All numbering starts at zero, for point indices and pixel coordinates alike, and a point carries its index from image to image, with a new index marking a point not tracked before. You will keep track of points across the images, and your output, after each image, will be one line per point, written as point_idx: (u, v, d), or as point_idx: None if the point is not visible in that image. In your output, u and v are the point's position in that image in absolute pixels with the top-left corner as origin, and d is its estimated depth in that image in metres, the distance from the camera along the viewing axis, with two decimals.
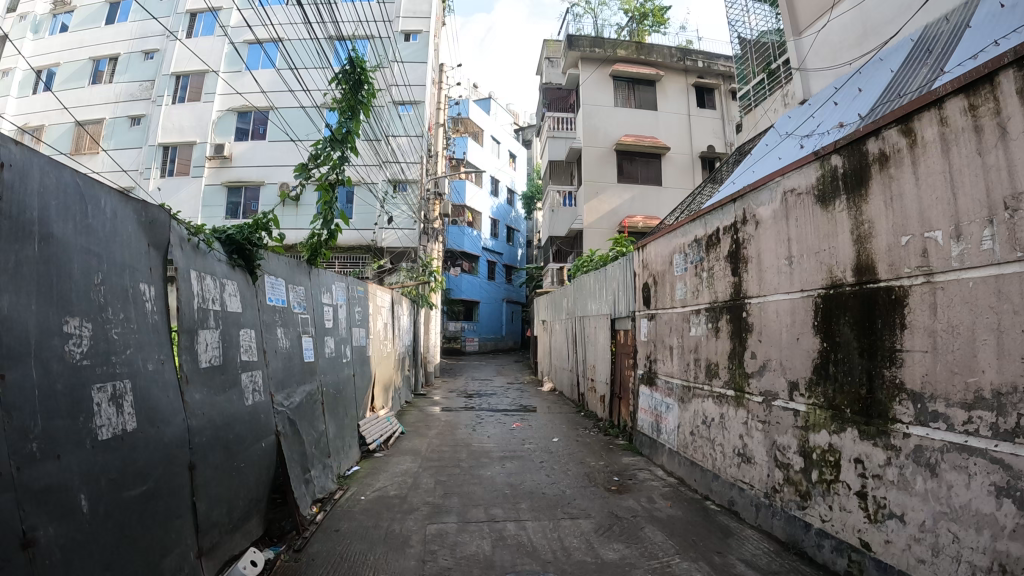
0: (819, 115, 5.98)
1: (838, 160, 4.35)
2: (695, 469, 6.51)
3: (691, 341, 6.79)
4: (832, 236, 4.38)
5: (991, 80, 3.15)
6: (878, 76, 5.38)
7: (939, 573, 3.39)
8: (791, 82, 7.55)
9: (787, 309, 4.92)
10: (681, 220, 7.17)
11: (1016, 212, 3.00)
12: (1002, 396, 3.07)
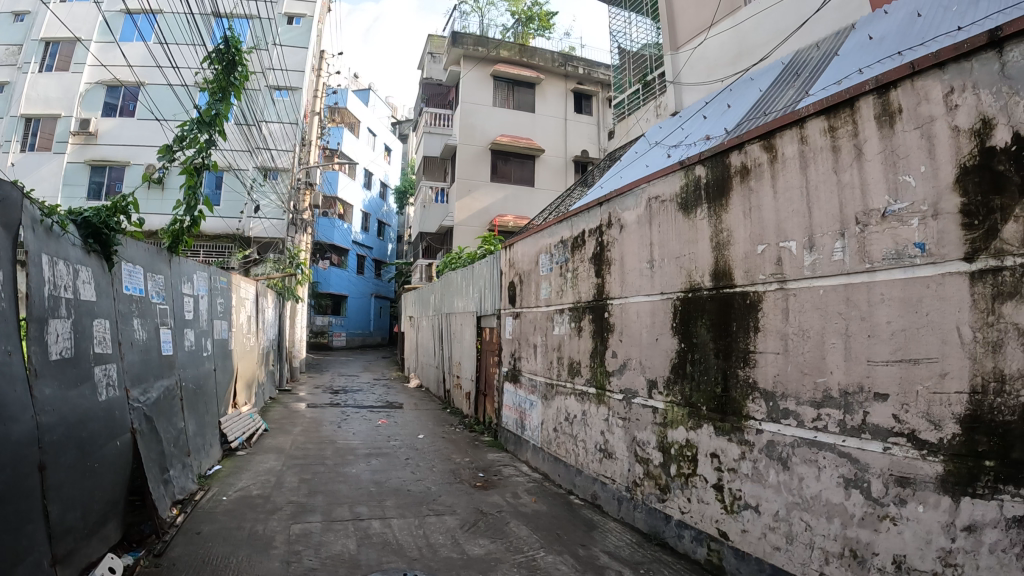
0: (687, 128, 6.10)
1: (702, 171, 4.59)
2: (559, 465, 6.68)
3: (554, 340, 6.97)
4: (692, 242, 4.62)
5: (850, 104, 3.43)
6: (747, 94, 5.51)
7: (793, 560, 3.66)
8: (665, 94, 7.86)
9: (648, 310, 5.15)
10: (548, 222, 7.27)
11: (867, 226, 3.29)
12: (849, 395, 3.35)
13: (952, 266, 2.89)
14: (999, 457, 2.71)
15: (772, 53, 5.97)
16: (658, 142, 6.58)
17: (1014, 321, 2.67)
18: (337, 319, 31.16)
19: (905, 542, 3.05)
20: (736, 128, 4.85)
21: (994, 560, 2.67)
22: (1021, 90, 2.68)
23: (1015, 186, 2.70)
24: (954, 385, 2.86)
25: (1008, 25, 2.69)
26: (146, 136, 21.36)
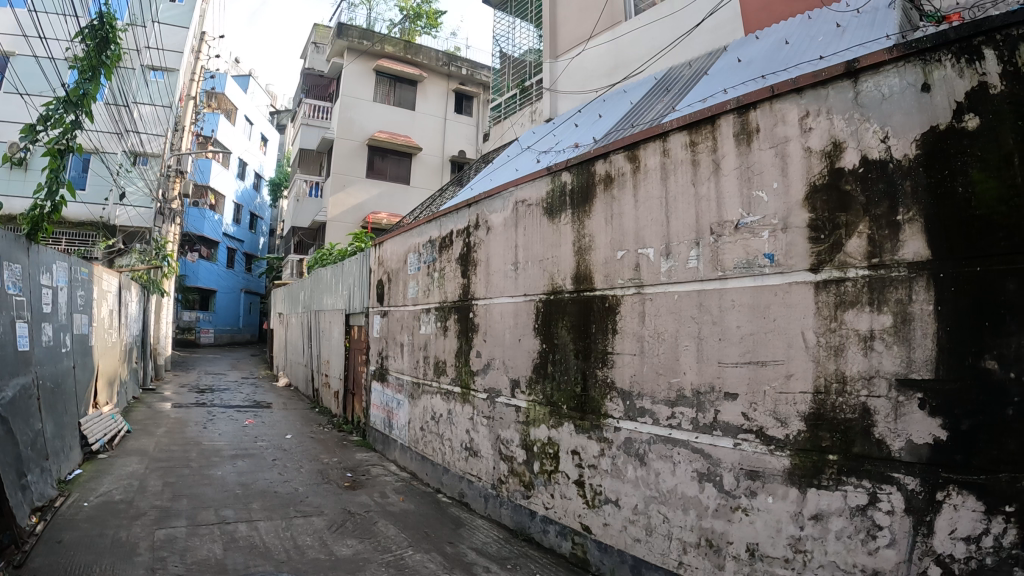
0: (560, 135, 6.22)
1: (568, 177, 4.73)
2: (426, 463, 6.70)
3: (420, 339, 6.98)
4: (555, 246, 4.76)
5: (711, 121, 3.63)
6: (618, 105, 5.70)
7: (652, 550, 3.85)
8: (541, 101, 7.86)
9: (510, 312, 5.26)
10: (418, 221, 7.25)
11: (721, 236, 3.50)
12: (701, 395, 3.56)
13: (798, 276, 3.14)
14: (841, 452, 2.97)
15: (646, 67, 6.17)
16: (531, 146, 6.69)
17: (854, 328, 2.94)
18: (205, 314, 29.80)
19: (757, 531, 3.27)
20: (604, 137, 4.95)
21: (841, 546, 2.95)
22: (871, 118, 2.97)
23: (859, 205, 2.97)
24: (798, 385, 3.11)
25: (864, 58, 2.96)
26: (10, 112, 19.66)
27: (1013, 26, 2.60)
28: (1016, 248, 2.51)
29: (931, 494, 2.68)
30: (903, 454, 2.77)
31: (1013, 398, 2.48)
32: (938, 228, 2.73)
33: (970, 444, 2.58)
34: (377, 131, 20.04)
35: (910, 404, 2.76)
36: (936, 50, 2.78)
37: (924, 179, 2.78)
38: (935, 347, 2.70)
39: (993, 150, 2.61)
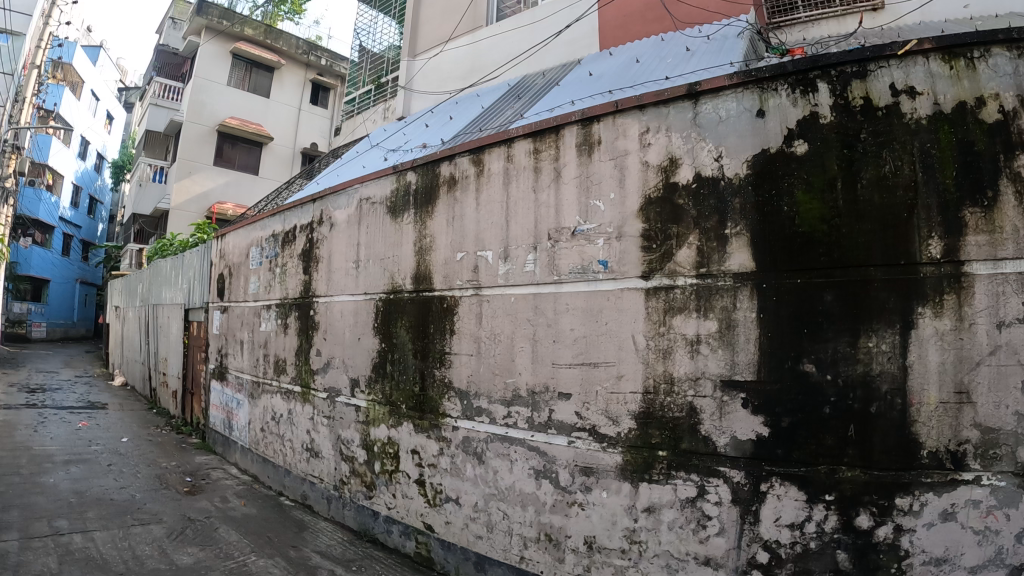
0: (410, 134, 6.19)
1: (412, 177, 4.72)
2: (267, 466, 6.48)
3: (261, 336, 6.73)
4: (397, 246, 4.76)
5: (555, 131, 3.73)
6: (469, 108, 5.75)
7: (494, 546, 3.93)
8: (395, 98, 7.79)
9: (351, 310, 5.21)
10: (262, 214, 6.97)
11: (558, 242, 3.63)
12: (536, 394, 3.69)
13: (630, 282, 3.32)
14: (670, 448, 3.17)
15: (502, 73, 6.28)
16: (380, 144, 6.62)
17: (682, 332, 3.15)
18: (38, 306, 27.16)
19: (593, 524, 3.43)
20: (451, 140, 4.99)
21: (673, 535, 3.16)
22: (707, 137, 3.19)
23: (690, 217, 3.19)
24: (628, 386, 3.30)
25: (705, 81, 3.17)
26: None
27: (844, 65, 2.94)
28: (834, 263, 2.85)
29: (756, 485, 2.96)
30: (728, 450, 3.02)
31: (829, 397, 2.84)
32: (762, 241, 3.00)
33: (789, 439, 2.90)
34: (229, 117, 18.99)
35: (734, 402, 3.01)
36: (773, 79, 3.06)
37: (753, 198, 3.04)
38: (757, 351, 2.97)
39: (818, 174, 2.93)
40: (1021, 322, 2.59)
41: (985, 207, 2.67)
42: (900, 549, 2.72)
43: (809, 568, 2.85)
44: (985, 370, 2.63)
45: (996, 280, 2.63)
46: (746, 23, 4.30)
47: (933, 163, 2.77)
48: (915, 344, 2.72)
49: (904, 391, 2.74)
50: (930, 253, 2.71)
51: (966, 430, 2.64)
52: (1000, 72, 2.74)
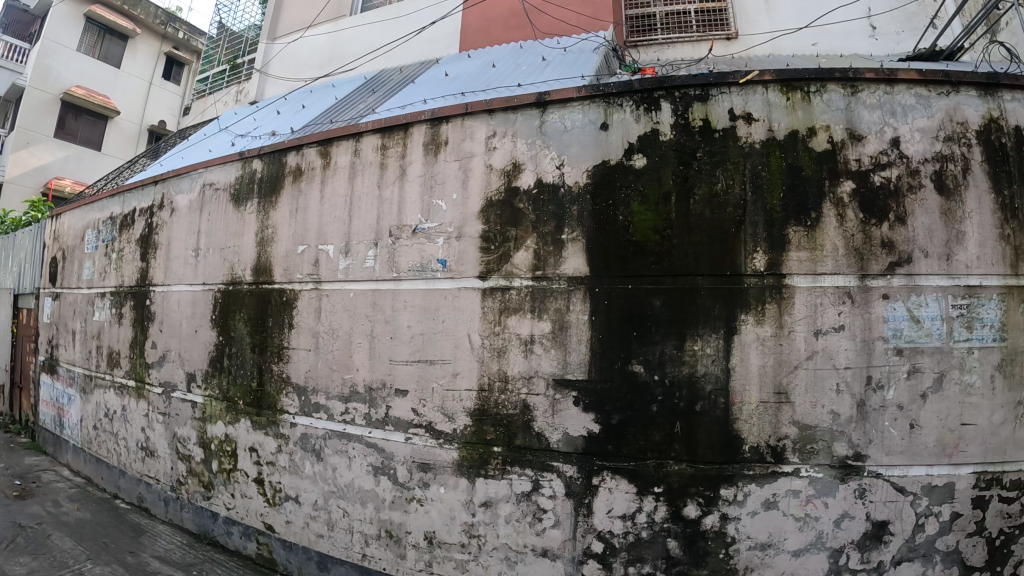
0: (260, 121, 5.93)
1: (258, 165, 4.56)
2: (101, 466, 6.02)
3: (93, 327, 6.25)
4: (238, 235, 4.59)
5: (404, 128, 3.73)
6: (323, 98, 5.60)
7: (336, 545, 3.89)
8: (249, 81, 7.44)
9: (189, 300, 4.95)
10: (100, 194, 6.47)
11: (398, 239, 3.63)
12: (373, 391, 3.68)
13: (467, 282, 3.38)
14: (505, 444, 3.28)
15: (360, 65, 6.16)
16: (229, 127, 6.33)
17: (516, 332, 3.26)
18: None
19: (432, 519, 3.50)
20: (302, 129, 4.85)
21: (511, 528, 3.29)
22: (551, 145, 3.31)
23: (529, 221, 3.29)
24: (463, 383, 3.37)
25: (554, 92, 3.29)
26: None
27: (688, 87, 3.15)
28: (664, 271, 3.05)
29: (587, 479, 3.12)
30: (560, 445, 3.17)
31: (657, 396, 3.04)
32: (597, 248, 3.15)
33: (619, 435, 3.07)
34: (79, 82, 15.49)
35: (566, 400, 3.16)
36: (619, 95, 3.22)
37: (592, 206, 3.19)
38: (588, 351, 3.13)
39: (653, 187, 3.12)
40: (836, 331, 2.93)
41: (808, 227, 2.98)
42: (726, 536, 2.98)
43: (641, 555, 3.05)
44: (802, 373, 2.94)
45: (815, 292, 2.95)
46: (602, 40, 4.45)
47: (762, 184, 3.04)
48: (737, 348, 2.97)
49: (726, 392, 2.98)
50: (754, 266, 2.98)
51: (784, 427, 2.94)
52: (833, 107, 3.08)
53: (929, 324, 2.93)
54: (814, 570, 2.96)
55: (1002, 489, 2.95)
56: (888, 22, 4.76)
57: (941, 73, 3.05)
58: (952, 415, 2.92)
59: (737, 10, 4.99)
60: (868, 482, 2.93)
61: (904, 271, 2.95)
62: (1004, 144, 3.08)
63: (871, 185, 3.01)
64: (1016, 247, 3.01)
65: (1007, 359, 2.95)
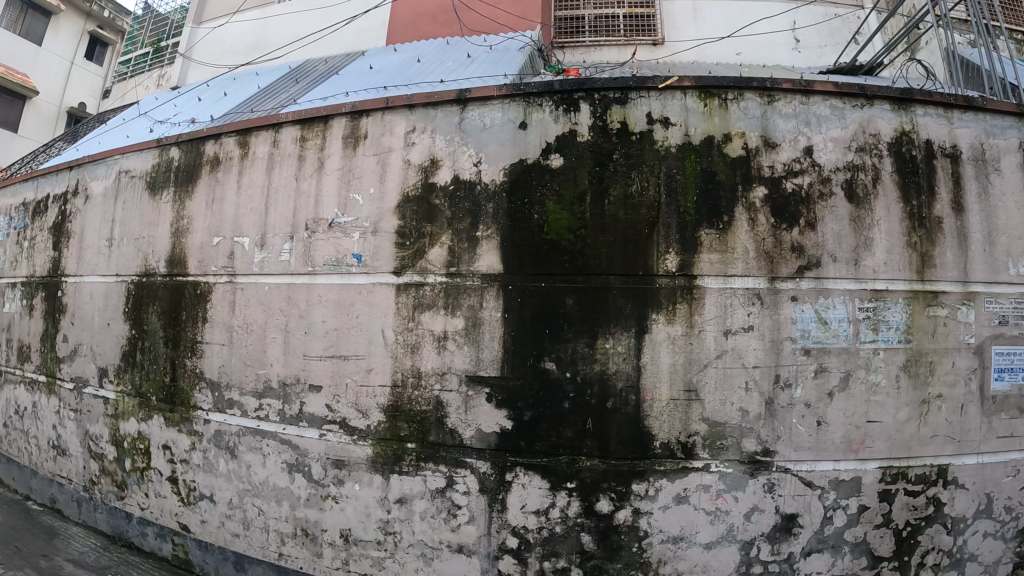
0: (180, 108, 5.72)
1: (175, 153, 4.40)
2: (11, 466, 5.72)
3: (3, 319, 5.94)
4: (152, 225, 4.44)
5: (324, 120, 3.68)
6: (246, 86, 5.45)
7: (252, 544, 3.82)
8: (171, 65, 7.12)
9: (101, 292, 4.75)
10: (10, 178, 6.15)
11: (314, 233, 3.57)
12: (287, 386, 3.62)
13: (382, 277, 3.36)
14: (418, 440, 3.27)
15: (284, 54, 6.00)
16: (149, 112, 6.09)
17: (430, 328, 3.26)
18: None
19: (347, 517, 3.47)
20: (222, 117, 4.70)
21: (426, 525, 3.29)
22: (469, 143, 3.32)
23: (444, 218, 3.30)
24: (377, 379, 3.34)
25: (474, 90, 3.30)
26: None
27: (608, 90, 3.19)
28: (577, 270, 3.10)
29: (501, 475, 3.14)
30: (473, 441, 3.18)
31: (569, 393, 3.08)
32: (511, 245, 3.17)
33: (531, 431, 3.11)
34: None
35: (479, 397, 3.17)
36: (539, 95, 3.24)
37: (507, 204, 3.21)
38: (500, 348, 3.15)
39: (568, 187, 3.16)
40: (745, 331, 3.03)
41: (720, 230, 3.06)
42: (639, 530, 3.05)
43: (556, 550, 3.10)
44: (711, 371, 3.03)
45: (725, 293, 3.04)
46: (528, 40, 4.47)
47: (676, 187, 3.10)
48: (648, 347, 3.04)
49: (637, 389, 3.04)
50: (666, 267, 3.05)
51: (694, 423, 3.03)
52: (749, 115, 3.17)
53: (836, 326, 3.06)
54: (725, 562, 3.08)
55: (907, 483, 3.12)
56: (811, 36, 5.05)
57: (856, 86, 3.18)
58: (858, 413, 3.07)
59: (665, 16, 5.09)
60: (777, 477, 3.05)
61: (812, 275, 3.07)
62: (914, 157, 3.24)
63: (783, 191, 3.11)
64: (922, 254, 3.17)
65: (910, 360, 3.11)
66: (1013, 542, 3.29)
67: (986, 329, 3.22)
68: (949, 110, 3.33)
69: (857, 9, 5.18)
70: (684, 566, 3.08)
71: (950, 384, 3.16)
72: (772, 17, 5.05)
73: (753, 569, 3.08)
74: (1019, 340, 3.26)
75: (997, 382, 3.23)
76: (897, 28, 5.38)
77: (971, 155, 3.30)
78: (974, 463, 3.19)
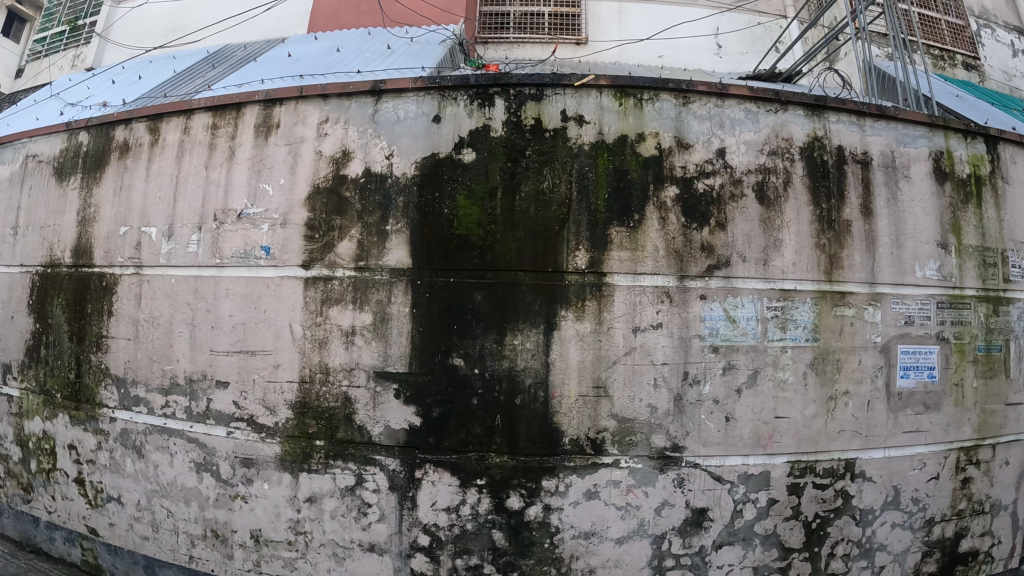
0: (91, 89, 5.41)
1: (85, 138, 4.18)
2: None
3: None
4: (59, 213, 4.21)
5: (236, 108, 3.56)
6: (162, 69, 5.23)
7: (162, 547, 3.69)
8: (83, 43, 6.59)
9: (5, 283, 4.49)
10: None
11: (223, 224, 3.46)
12: (193, 382, 3.49)
13: (290, 271, 3.27)
14: (327, 437, 3.20)
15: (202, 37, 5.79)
16: (59, 93, 5.78)
17: (338, 323, 3.19)
18: None
19: (257, 517, 3.37)
20: (133, 101, 4.49)
21: (337, 524, 3.23)
22: (382, 134, 3.27)
23: (354, 211, 3.23)
24: (285, 375, 3.25)
25: (388, 82, 3.24)
26: None
27: (523, 86, 3.18)
28: (486, 265, 3.08)
29: (410, 472, 3.11)
30: (382, 438, 3.13)
31: (477, 389, 3.07)
32: (420, 240, 3.14)
33: (439, 428, 3.08)
34: None
35: (387, 393, 3.12)
36: (455, 89, 3.21)
37: (417, 197, 3.17)
38: (409, 344, 3.11)
39: (479, 182, 3.14)
40: (653, 328, 3.07)
41: (630, 228, 3.09)
42: (551, 526, 3.06)
43: (468, 547, 3.08)
44: (620, 368, 3.05)
45: (634, 291, 3.07)
46: (450, 33, 4.45)
47: (588, 185, 3.12)
48: (557, 343, 3.04)
49: (546, 385, 3.05)
50: (576, 263, 3.06)
51: (603, 419, 3.05)
52: (663, 115, 3.21)
53: (744, 324, 3.13)
54: (638, 555, 3.11)
55: (815, 476, 3.22)
56: (733, 43, 5.17)
57: (770, 91, 3.25)
58: (767, 409, 3.15)
59: (589, 16, 5.10)
60: (686, 472, 3.10)
61: (721, 274, 3.13)
62: (826, 161, 3.34)
63: (694, 191, 3.15)
64: (831, 255, 3.27)
65: (818, 358, 3.20)
66: (920, 531, 3.45)
67: (893, 329, 3.34)
68: (863, 118, 3.45)
69: (780, 18, 5.35)
70: (596, 561, 3.10)
71: (857, 381, 3.27)
72: (695, 22, 5.15)
73: (665, 563, 3.13)
74: (924, 340, 3.40)
75: (903, 380, 3.36)
76: (818, 38, 5.53)
77: (882, 162, 3.43)
78: (881, 456, 3.32)
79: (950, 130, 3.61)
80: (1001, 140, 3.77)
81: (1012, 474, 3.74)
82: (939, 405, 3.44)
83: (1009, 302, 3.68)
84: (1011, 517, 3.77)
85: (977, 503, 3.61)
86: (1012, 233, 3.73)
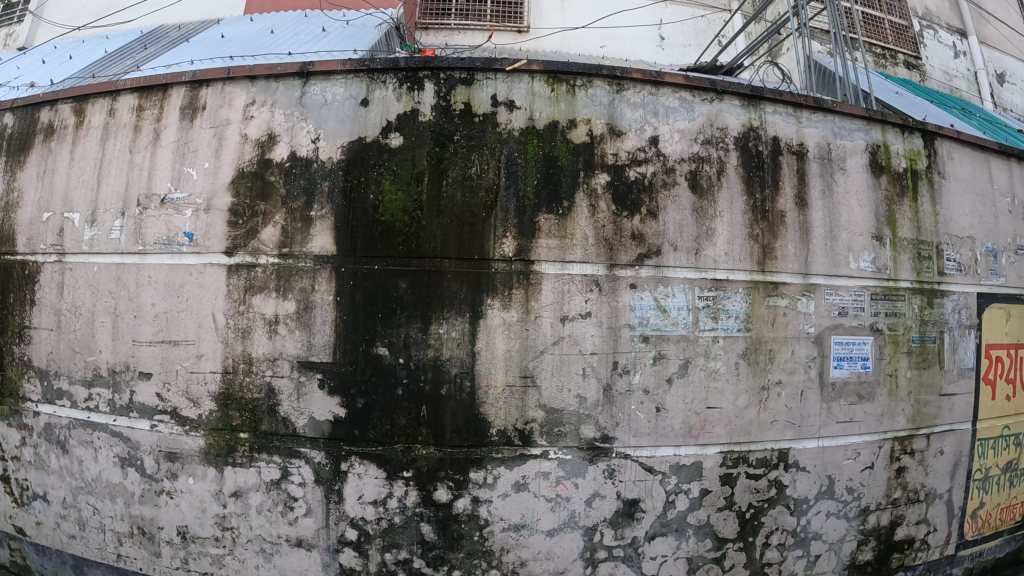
0: (19, 70, 5.10)
1: (8, 120, 3.92)
2: None
3: None
4: None
5: (163, 89, 3.43)
6: (93, 50, 5.00)
7: (89, 545, 3.55)
8: (14, 23, 6.22)
9: None
10: None
11: (146, 210, 3.33)
12: (116, 374, 3.36)
13: (214, 257, 3.17)
14: (250, 429, 3.12)
15: (133, 17, 5.55)
16: None
17: (261, 311, 3.10)
18: None
19: (182, 513, 3.26)
20: (60, 82, 4.26)
21: (263, 519, 3.14)
22: (309, 118, 3.18)
23: (278, 196, 3.14)
24: (209, 365, 3.16)
25: (317, 63, 3.16)
26: None
27: (453, 70, 3.13)
28: (410, 252, 3.03)
29: (336, 465, 3.04)
30: (306, 430, 3.06)
31: (402, 379, 3.01)
32: (344, 226, 3.07)
33: (364, 419, 3.02)
34: None
35: (311, 383, 3.05)
36: (384, 72, 3.14)
37: (342, 182, 3.09)
38: (332, 333, 3.03)
39: (406, 168, 3.08)
40: (582, 317, 3.04)
41: (559, 215, 3.05)
42: (479, 518, 3.02)
43: (396, 541, 3.03)
44: (548, 357, 3.02)
45: (563, 279, 3.04)
46: (387, 17, 4.38)
47: (516, 171, 3.07)
48: (482, 332, 3.00)
49: (471, 375, 3.00)
50: (502, 251, 3.02)
51: (530, 410, 3.02)
52: (596, 102, 3.18)
53: (675, 313, 3.12)
54: (569, 547, 3.09)
55: (747, 467, 3.23)
56: (673, 34, 5.21)
57: (706, 81, 3.25)
58: (698, 399, 3.15)
59: (532, 4, 5.06)
60: (617, 463, 3.08)
61: (652, 263, 3.12)
62: (760, 152, 3.34)
63: (626, 179, 3.13)
64: (764, 246, 3.27)
65: (750, 348, 3.21)
66: (855, 520, 3.49)
67: (826, 320, 3.37)
68: (800, 110, 3.46)
69: (723, 11, 5.44)
70: (527, 553, 3.07)
71: (789, 371, 3.29)
72: (637, 11, 5.16)
73: (597, 555, 3.11)
74: (857, 331, 3.44)
75: (837, 370, 3.39)
76: (759, 32, 5.60)
77: (818, 154, 3.45)
78: (814, 446, 3.35)
79: (887, 124, 3.65)
80: (938, 136, 3.81)
81: (947, 463, 3.81)
82: (873, 396, 3.48)
83: (943, 295, 3.74)
84: (946, 505, 3.84)
85: (912, 491, 3.67)
86: (946, 227, 3.79)
